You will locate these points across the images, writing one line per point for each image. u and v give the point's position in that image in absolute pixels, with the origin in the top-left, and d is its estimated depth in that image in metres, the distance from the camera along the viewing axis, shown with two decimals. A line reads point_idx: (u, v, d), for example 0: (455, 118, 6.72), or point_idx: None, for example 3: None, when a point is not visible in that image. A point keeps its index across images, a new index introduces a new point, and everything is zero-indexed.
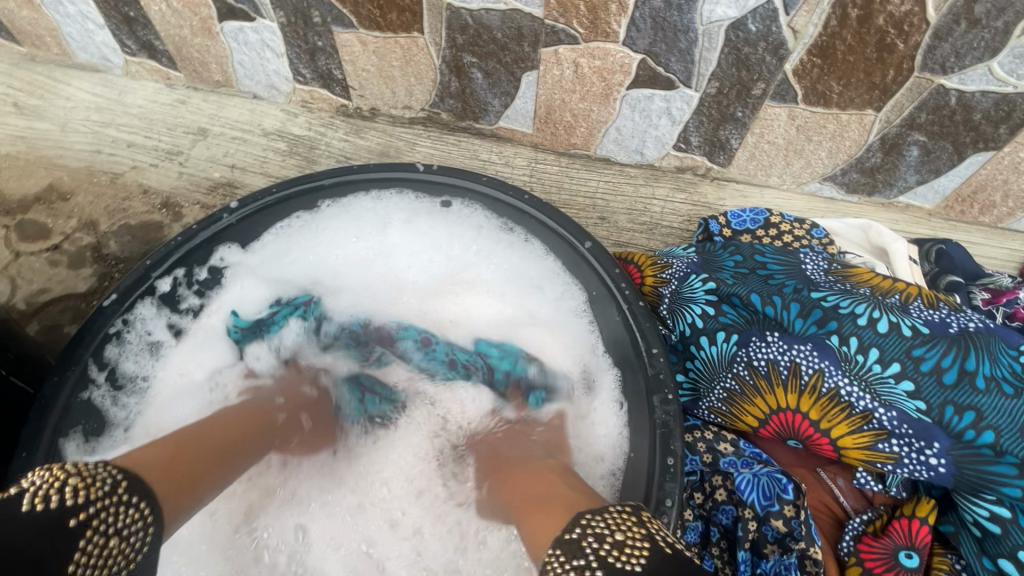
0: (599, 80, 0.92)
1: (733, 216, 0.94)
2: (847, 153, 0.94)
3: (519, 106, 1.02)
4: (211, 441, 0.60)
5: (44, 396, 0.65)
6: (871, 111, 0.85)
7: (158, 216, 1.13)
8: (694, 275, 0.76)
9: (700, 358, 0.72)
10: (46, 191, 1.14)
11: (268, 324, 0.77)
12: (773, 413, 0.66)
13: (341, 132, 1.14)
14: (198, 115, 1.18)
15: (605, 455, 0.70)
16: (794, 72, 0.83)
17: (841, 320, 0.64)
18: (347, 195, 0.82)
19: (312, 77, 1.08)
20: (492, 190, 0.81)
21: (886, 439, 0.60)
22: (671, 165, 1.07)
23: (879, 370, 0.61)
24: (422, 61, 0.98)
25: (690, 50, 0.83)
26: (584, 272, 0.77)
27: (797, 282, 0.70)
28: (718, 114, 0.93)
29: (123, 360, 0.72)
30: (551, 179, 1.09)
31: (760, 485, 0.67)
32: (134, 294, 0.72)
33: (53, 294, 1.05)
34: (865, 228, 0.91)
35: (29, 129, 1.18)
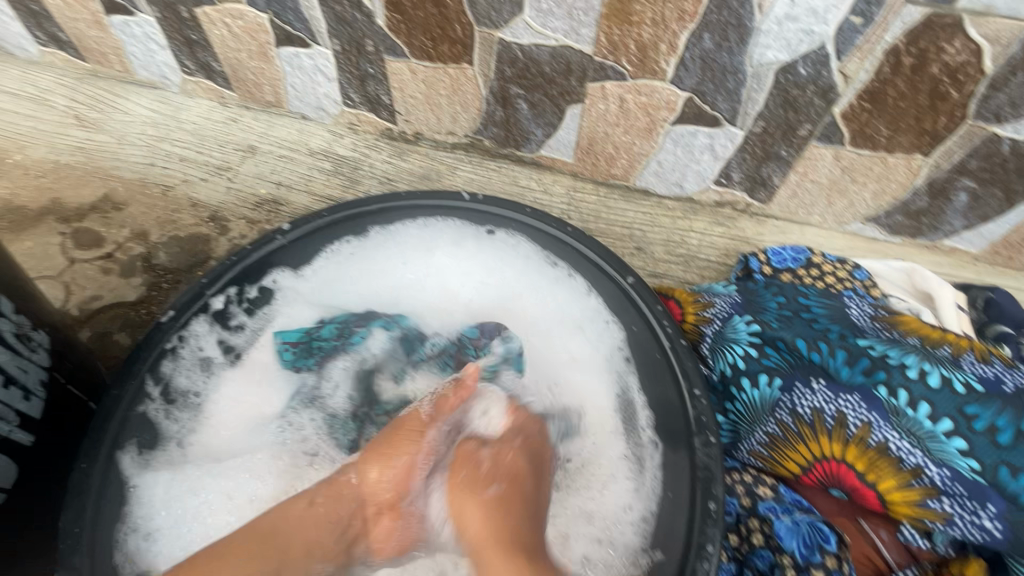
0: (644, 115, 0.93)
1: (773, 254, 0.94)
2: (892, 195, 0.94)
3: (562, 136, 1.04)
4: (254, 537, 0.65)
5: (103, 409, 0.67)
6: (920, 156, 0.85)
7: (206, 229, 1.17)
8: (738, 316, 0.76)
9: (741, 400, 0.72)
10: (101, 201, 1.19)
11: (352, 336, 0.82)
12: (816, 461, 0.66)
13: (385, 154, 1.17)
14: (248, 133, 1.22)
15: (637, 493, 0.71)
16: (842, 115, 0.83)
17: (890, 371, 0.63)
18: (397, 223, 0.85)
19: (360, 101, 1.11)
20: (537, 222, 0.82)
21: (937, 498, 0.60)
22: (711, 199, 1.08)
23: (931, 426, 0.60)
24: (469, 90, 1.01)
25: (738, 90, 0.84)
26: (626, 309, 0.78)
27: (842, 328, 0.70)
28: (762, 153, 0.93)
29: (176, 374, 0.74)
30: (589, 209, 1.10)
31: (800, 532, 0.66)
32: (189, 312, 0.75)
33: (104, 301, 1.09)
34: (909, 271, 0.91)
35: (88, 141, 1.24)
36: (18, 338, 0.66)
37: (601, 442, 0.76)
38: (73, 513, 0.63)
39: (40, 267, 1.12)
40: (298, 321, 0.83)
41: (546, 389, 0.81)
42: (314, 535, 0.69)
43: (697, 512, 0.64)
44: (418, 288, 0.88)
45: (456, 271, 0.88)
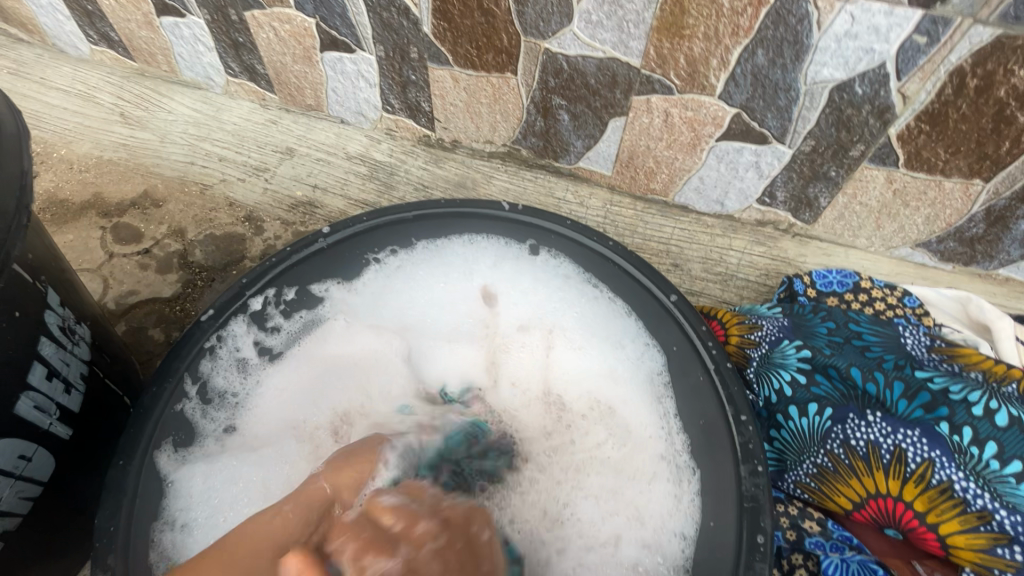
0: (688, 130, 0.91)
1: (818, 275, 0.91)
2: (946, 221, 0.90)
3: (602, 148, 1.03)
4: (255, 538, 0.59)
5: (142, 405, 0.67)
6: (979, 181, 0.81)
7: (241, 228, 1.18)
8: (786, 340, 0.74)
9: (788, 429, 0.69)
10: (141, 197, 1.21)
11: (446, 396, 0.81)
12: (870, 498, 0.63)
13: (421, 160, 1.17)
14: (287, 135, 1.23)
15: (671, 517, 0.69)
16: (898, 137, 0.80)
17: (952, 407, 0.62)
18: (439, 234, 0.86)
19: (399, 107, 1.12)
20: (577, 235, 0.81)
21: (1007, 545, 0.55)
22: (752, 218, 1.05)
23: (997, 467, 0.58)
24: (510, 100, 1.00)
25: (789, 108, 0.82)
26: (669, 328, 0.75)
27: (897, 358, 0.68)
28: (809, 172, 0.91)
29: (214, 374, 0.74)
30: (625, 223, 1.09)
31: (850, 571, 0.62)
32: (228, 311, 0.74)
33: (140, 296, 1.10)
34: (964, 301, 0.87)
35: (132, 138, 1.26)
36: (62, 331, 0.67)
37: (639, 459, 0.74)
38: (110, 511, 0.62)
39: (80, 260, 1.13)
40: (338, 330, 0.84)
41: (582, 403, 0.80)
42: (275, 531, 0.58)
43: (744, 545, 0.61)
44: (455, 302, 0.87)
45: (493, 283, 0.87)
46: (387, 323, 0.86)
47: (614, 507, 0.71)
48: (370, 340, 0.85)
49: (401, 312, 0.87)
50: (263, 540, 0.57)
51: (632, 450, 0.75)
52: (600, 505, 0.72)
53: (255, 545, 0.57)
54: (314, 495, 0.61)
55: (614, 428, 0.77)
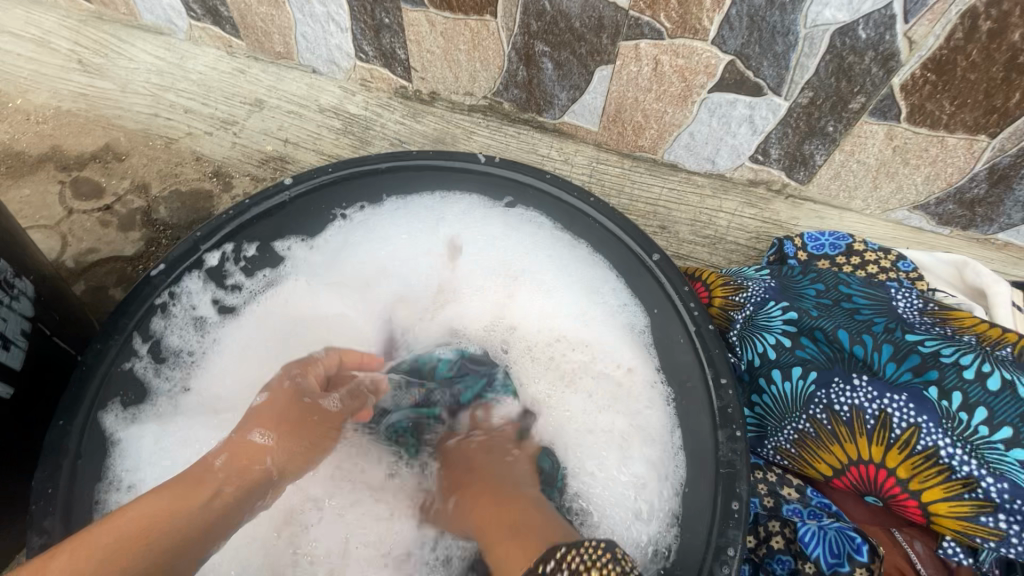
0: (679, 80, 0.86)
1: (810, 238, 0.87)
2: (946, 180, 0.85)
3: (588, 101, 0.96)
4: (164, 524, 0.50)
5: (85, 363, 0.64)
6: (984, 137, 0.77)
7: (209, 184, 1.12)
8: (772, 301, 0.70)
9: (770, 394, 0.66)
10: (102, 150, 1.14)
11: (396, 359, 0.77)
12: (851, 464, 0.60)
13: (398, 114, 1.11)
14: (256, 85, 1.15)
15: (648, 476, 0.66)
16: (901, 87, 0.75)
17: (942, 370, 0.58)
18: (409, 189, 0.80)
19: (373, 54, 1.04)
20: (555, 188, 0.77)
21: (991, 513, 0.54)
22: (744, 177, 1.00)
23: (986, 434, 0.55)
24: (490, 46, 0.94)
25: (786, 55, 0.76)
26: (650, 288, 0.72)
27: (887, 320, 0.65)
28: (806, 127, 0.85)
29: (168, 333, 0.70)
30: (612, 181, 1.04)
31: (827, 539, 0.61)
32: (182, 267, 0.71)
33: (102, 255, 1.05)
34: (960, 265, 0.83)
35: (91, 87, 1.18)
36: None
37: (619, 412, 0.70)
38: (48, 473, 0.59)
39: (38, 216, 1.07)
40: (298, 289, 0.78)
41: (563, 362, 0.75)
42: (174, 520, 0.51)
43: (718, 512, 0.59)
44: (418, 261, 0.82)
45: (462, 241, 0.81)
46: (347, 281, 0.81)
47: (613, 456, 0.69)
48: (333, 297, 0.80)
49: (370, 270, 0.82)
50: (215, 517, 0.53)
51: (613, 410, 0.71)
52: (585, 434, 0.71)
53: (183, 512, 0.51)
54: (256, 477, 0.58)
55: (594, 382, 0.73)
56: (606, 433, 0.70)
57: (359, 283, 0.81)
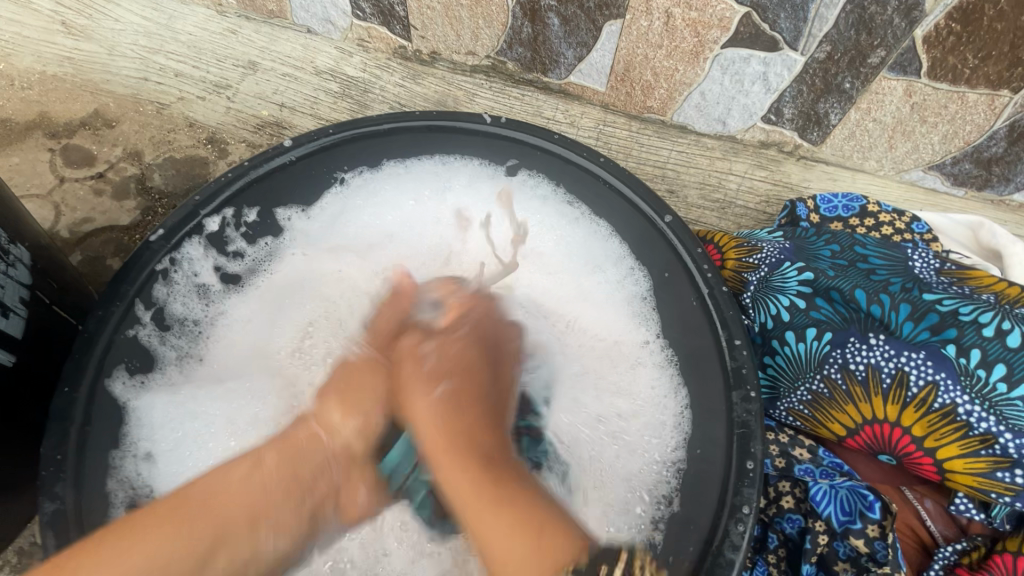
0: (691, 35, 0.82)
1: (823, 199, 0.85)
2: (964, 139, 0.83)
3: (595, 59, 0.93)
4: (230, 496, 0.54)
5: (88, 329, 0.62)
6: (1007, 91, 0.75)
7: (203, 151, 1.09)
8: (788, 262, 0.68)
9: (784, 355, 0.65)
10: (92, 117, 1.10)
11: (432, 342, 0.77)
12: (866, 424, 0.60)
13: (397, 75, 1.07)
14: (249, 47, 1.10)
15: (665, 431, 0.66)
16: (924, 39, 0.72)
17: (961, 328, 0.58)
18: (410, 152, 0.78)
19: (371, 12, 1.00)
20: (565, 149, 0.75)
21: (1008, 469, 0.54)
22: (756, 139, 0.97)
23: (1005, 390, 0.55)
24: (494, 1, 0.90)
25: (805, 5, 0.73)
26: (661, 251, 0.70)
27: (905, 281, 0.63)
28: (822, 84, 0.82)
29: (171, 300, 0.69)
30: (619, 145, 1.01)
31: (838, 497, 0.61)
32: (181, 232, 0.68)
33: (96, 224, 1.02)
34: (975, 225, 0.82)
35: (77, 50, 1.14)
36: None
37: (632, 370, 0.70)
38: (57, 440, 0.58)
39: (28, 185, 1.04)
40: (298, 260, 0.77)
41: (575, 319, 0.75)
42: (232, 499, 0.54)
43: (732, 471, 0.58)
44: (421, 227, 0.80)
45: (465, 204, 0.80)
46: (348, 249, 0.79)
47: (624, 423, 0.67)
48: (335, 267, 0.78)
49: (371, 235, 0.80)
50: (257, 492, 0.55)
51: (626, 368, 0.70)
52: (608, 385, 0.70)
53: (242, 486, 0.55)
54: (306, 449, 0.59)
55: (607, 338, 0.73)
56: (631, 385, 0.69)
57: (359, 250, 0.79)
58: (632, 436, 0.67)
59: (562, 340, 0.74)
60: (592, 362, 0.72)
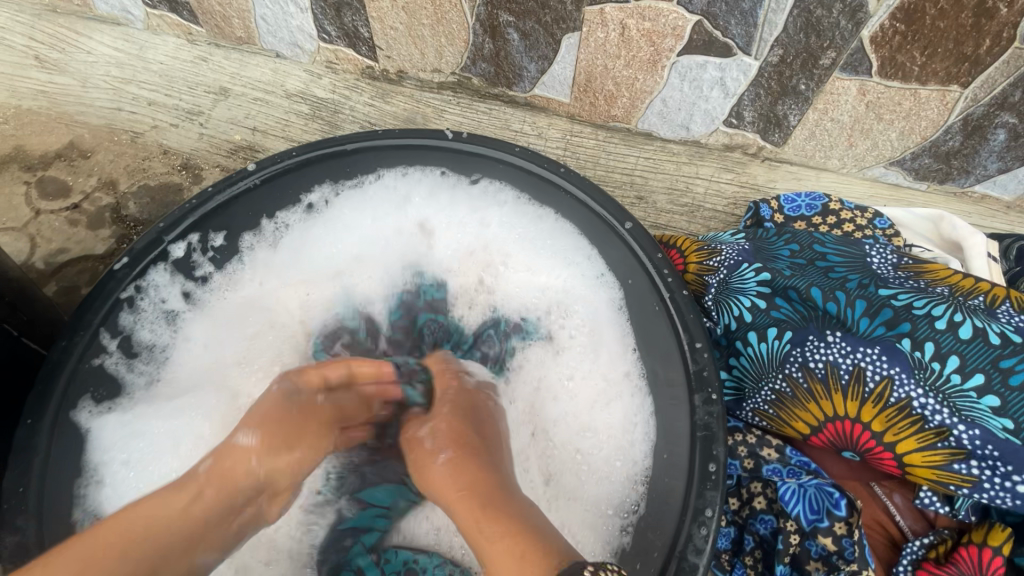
0: (647, 45, 0.84)
1: (786, 200, 0.86)
2: (921, 134, 0.85)
3: (557, 72, 0.95)
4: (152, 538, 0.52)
5: (51, 360, 0.62)
6: (957, 87, 0.75)
7: (179, 177, 1.10)
8: (746, 263, 0.69)
9: (747, 355, 0.65)
10: (67, 148, 1.11)
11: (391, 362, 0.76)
12: (828, 421, 0.60)
13: (366, 95, 1.08)
14: (219, 74, 1.11)
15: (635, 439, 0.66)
16: (871, 40, 0.73)
17: (915, 322, 0.58)
18: (376, 171, 0.79)
19: (337, 35, 1.02)
20: (525, 161, 0.75)
21: (964, 460, 0.54)
22: (719, 142, 0.98)
23: (959, 381, 0.55)
24: (455, 19, 0.91)
25: (754, 11, 0.74)
26: (626, 258, 0.71)
27: (862, 277, 0.64)
28: (778, 87, 0.84)
29: (138, 328, 0.69)
30: (586, 154, 1.03)
31: (807, 497, 0.61)
32: (145, 259, 0.69)
33: (71, 254, 1.03)
34: (937, 218, 0.83)
35: (50, 84, 1.15)
36: None
37: (602, 383, 0.70)
38: (18, 472, 0.58)
39: (3, 218, 1.05)
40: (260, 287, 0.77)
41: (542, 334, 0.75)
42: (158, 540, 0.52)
43: (695, 474, 0.58)
44: (379, 222, 0.81)
45: (425, 203, 0.81)
46: (309, 270, 0.79)
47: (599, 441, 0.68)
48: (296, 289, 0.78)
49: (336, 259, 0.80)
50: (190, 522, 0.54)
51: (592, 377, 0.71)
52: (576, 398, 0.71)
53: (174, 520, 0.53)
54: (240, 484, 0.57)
55: (573, 350, 0.73)
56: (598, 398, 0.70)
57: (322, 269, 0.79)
58: (604, 449, 0.67)
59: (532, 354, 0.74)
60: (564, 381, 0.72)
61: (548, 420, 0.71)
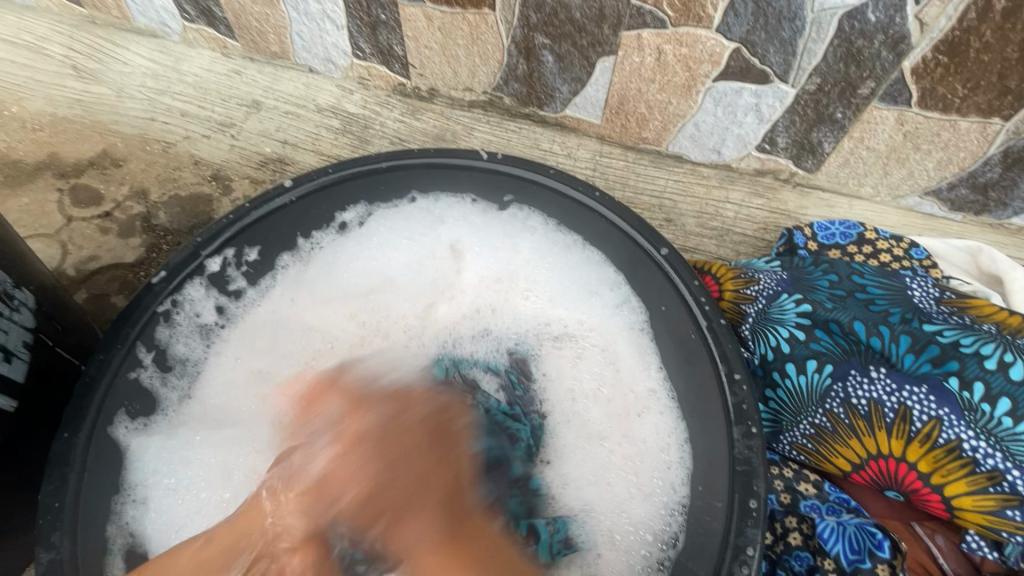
0: (683, 70, 0.84)
1: (820, 228, 0.85)
2: (959, 165, 0.84)
3: (590, 94, 0.95)
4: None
5: (89, 374, 0.63)
6: (998, 119, 0.75)
7: (208, 188, 1.10)
8: (784, 293, 0.69)
9: (785, 388, 0.64)
10: (99, 156, 1.12)
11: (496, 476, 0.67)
12: (871, 459, 0.59)
13: (397, 112, 1.09)
14: (253, 86, 1.14)
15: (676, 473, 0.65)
16: (912, 71, 0.72)
17: (963, 361, 0.57)
18: (407, 189, 0.79)
19: (370, 52, 1.03)
20: (560, 184, 0.75)
21: (1017, 507, 0.53)
22: (750, 167, 0.99)
23: (1010, 425, 0.54)
24: (490, 40, 0.92)
25: (793, 40, 0.74)
26: (659, 284, 0.70)
27: (904, 311, 0.63)
28: (814, 115, 0.83)
29: (173, 342, 0.69)
30: (615, 175, 1.02)
31: (847, 535, 0.59)
32: (182, 274, 0.69)
33: (101, 262, 1.04)
34: (975, 251, 0.82)
35: (86, 93, 1.16)
36: None
37: (630, 414, 0.68)
38: (54, 487, 0.58)
39: (36, 225, 1.06)
40: (284, 308, 0.76)
41: (570, 368, 0.73)
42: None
43: (735, 511, 0.57)
44: (410, 243, 0.81)
45: (458, 225, 0.81)
46: (333, 297, 0.78)
47: (633, 468, 0.66)
48: (318, 318, 0.76)
49: (361, 281, 0.79)
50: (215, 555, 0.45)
51: (620, 406, 0.69)
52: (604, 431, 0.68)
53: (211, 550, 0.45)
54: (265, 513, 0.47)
55: (610, 382, 0.71)
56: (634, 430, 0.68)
57: (348, 293, 0.78)
58: (644, 478, 0.65)
59: (553, 384, 0.72)
60: (593, 412, 0.70)
61: (584, 460, 0.67)
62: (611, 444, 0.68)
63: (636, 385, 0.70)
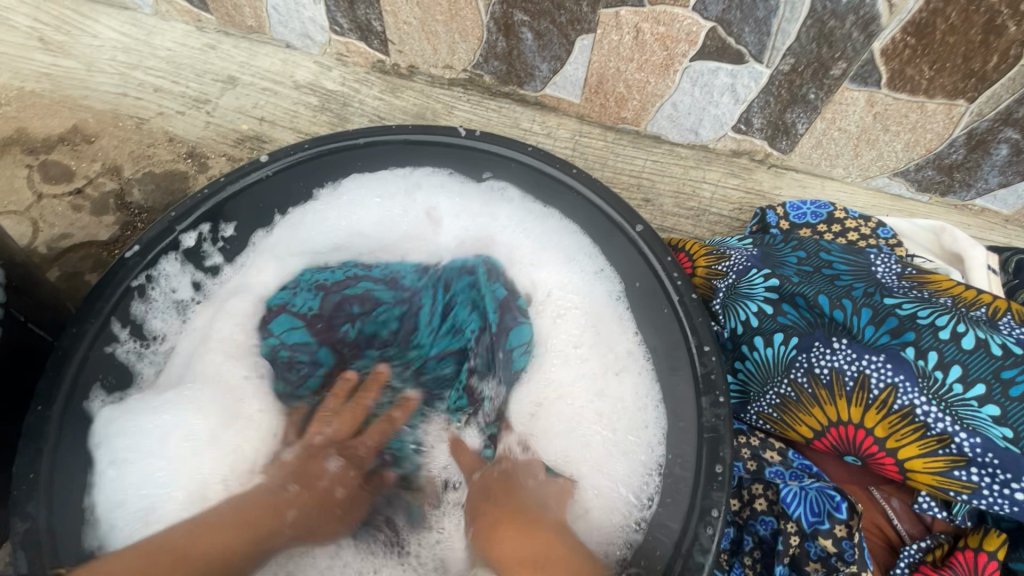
0: (660, 49, 0.84)
1: (792, 208, 0.87)
2: (925, 147, 0.86)
3: (570, 72, 0.95)
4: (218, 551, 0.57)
5: (61, 347, 0.62)
6: (963, 101, 0.76)
7: (183, 165, 1.08)
8: (754, 269, 0.70)
9: (752, 360, 0.67)
10: (70, 132, 1.08)
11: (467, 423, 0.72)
12: (831, 426, 0.61)
13: (376, 89, 1.08)
14: (228, 62, 1.12)
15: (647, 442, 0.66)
16: (882, 53, 0.73)
17: (920, 332, 0.60)
18: (379, 165, 0.78)
19: (348, 27, 1.02)
20: (536, 161, 0.76)
21: (964, 467, 0.56)
22: (727, 148, 1.01)
23: (961, 391, 0.57)
24: (469, 16, 0.91)
25: (768, 20, 0.74)
26: (632, 258, 0.72)
27: (866, 285, 0.65)
28: (788, 95, 0.85)
29: (150, 317, 0.70)
30: (594, 154, 1.03)
31: (808, 499, 0.62)
32: (156, 249, 0.69)
33: (75, 240, 1.02)
34: (939, 230, 0.85)
35: (55, 67, 1.13)
36: None
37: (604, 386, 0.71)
38: (30, 457, 0.59)
39: (4, 202, 1.03)
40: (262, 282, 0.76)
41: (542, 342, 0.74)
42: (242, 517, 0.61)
43: (702, 474, 0.60)
44: (389, 220, 0.81)
45: (434, 202, 0.81)
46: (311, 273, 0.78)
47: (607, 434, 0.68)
48: None
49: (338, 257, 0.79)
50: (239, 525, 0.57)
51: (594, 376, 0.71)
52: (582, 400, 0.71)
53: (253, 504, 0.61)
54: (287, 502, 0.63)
55: (586, 355, 0.73)
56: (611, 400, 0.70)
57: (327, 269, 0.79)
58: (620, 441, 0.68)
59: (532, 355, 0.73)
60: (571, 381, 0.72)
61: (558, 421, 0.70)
62: (583, 402, 0.71)
63: (609, 357, 0.72)
